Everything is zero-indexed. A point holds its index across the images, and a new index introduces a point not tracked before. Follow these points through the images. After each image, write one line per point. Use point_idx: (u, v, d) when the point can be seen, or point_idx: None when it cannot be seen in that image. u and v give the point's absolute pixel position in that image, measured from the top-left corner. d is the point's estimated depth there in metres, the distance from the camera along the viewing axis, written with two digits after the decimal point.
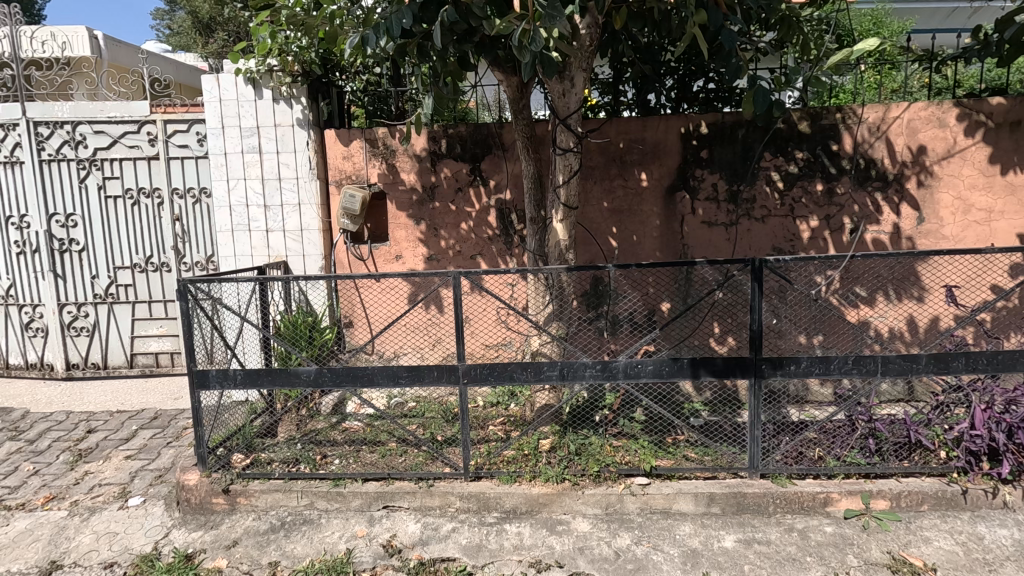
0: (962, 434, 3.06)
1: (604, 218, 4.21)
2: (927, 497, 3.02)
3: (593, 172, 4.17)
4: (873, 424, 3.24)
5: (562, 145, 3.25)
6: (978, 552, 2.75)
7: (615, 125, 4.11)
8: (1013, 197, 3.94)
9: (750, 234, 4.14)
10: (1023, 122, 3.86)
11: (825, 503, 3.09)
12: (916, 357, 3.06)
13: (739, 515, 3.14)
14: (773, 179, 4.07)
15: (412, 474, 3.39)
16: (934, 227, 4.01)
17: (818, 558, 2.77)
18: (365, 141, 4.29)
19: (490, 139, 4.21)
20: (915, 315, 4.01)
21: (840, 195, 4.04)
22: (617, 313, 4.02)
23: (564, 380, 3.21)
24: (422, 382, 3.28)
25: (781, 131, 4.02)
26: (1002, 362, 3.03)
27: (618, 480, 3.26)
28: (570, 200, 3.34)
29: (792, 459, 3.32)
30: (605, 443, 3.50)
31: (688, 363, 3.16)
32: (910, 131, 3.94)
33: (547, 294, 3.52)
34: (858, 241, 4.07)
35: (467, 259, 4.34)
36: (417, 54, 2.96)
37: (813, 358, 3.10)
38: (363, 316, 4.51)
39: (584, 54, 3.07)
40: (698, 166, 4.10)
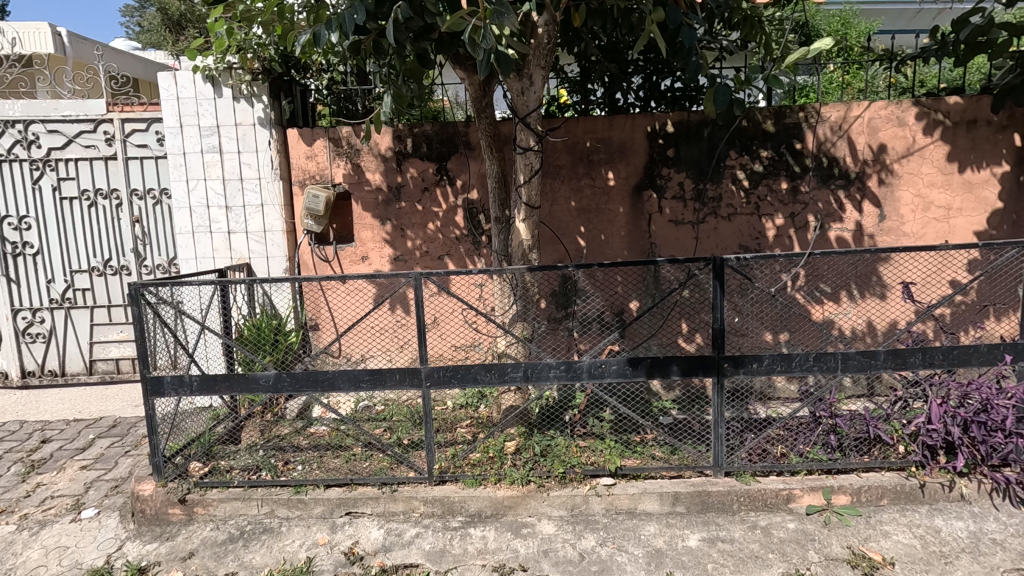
0: (919, 428, 3.11)
1: (572, 218, 4.18)
2: (887, 491, 3.06)
3: (560, 171, 4.15)
4: (834, 420, 3.27)
5: (523, 144, 3.23)
6: (935, 545, 2.79)
7: (581, 123, 4.09)
8: (970, 195, 4.01)
9: (717, 232, 4.16)
10: (979, 121, 3.93)
11: (788, 500, 3.10)
12: (875, 353, 3.09)
13: (704, 513, 3.14)
14: (738, 177, 4.09)
15: (376, 479, 3.33)
16: (895, 224, 4.06)
17: (780, 555, 2.78)
18: (328, 140, 4.21)
19: (456, 139, 4.16)
20: (877, 312, 4.06)
21: (805, 193, 4.07)
22: (585, 312, 4.14)
23: (528, 380, 3.19)
24: (384, 386, 3.23)
25: (745, 130, 4.04)
26: (957, 357, 3.07)
27: (584, 481, 3.24)
28: (532, 199, 3.32)
29: (756, 457, 3.33)
30: (571, 444, 3.47)
31: (651, 363, 3.15)
32: (871, 130, 3.99)
33: (512, 294, 3.50)
34: (821, 239, 4.11)
35: (435, 260, 4.29)
36: (374, 51, 2.90)
37: (775, 356, 3.11)
38: (329, 319, 4.42)
39: (543, 52, 3.04)
40: (664, 165, 4.10)
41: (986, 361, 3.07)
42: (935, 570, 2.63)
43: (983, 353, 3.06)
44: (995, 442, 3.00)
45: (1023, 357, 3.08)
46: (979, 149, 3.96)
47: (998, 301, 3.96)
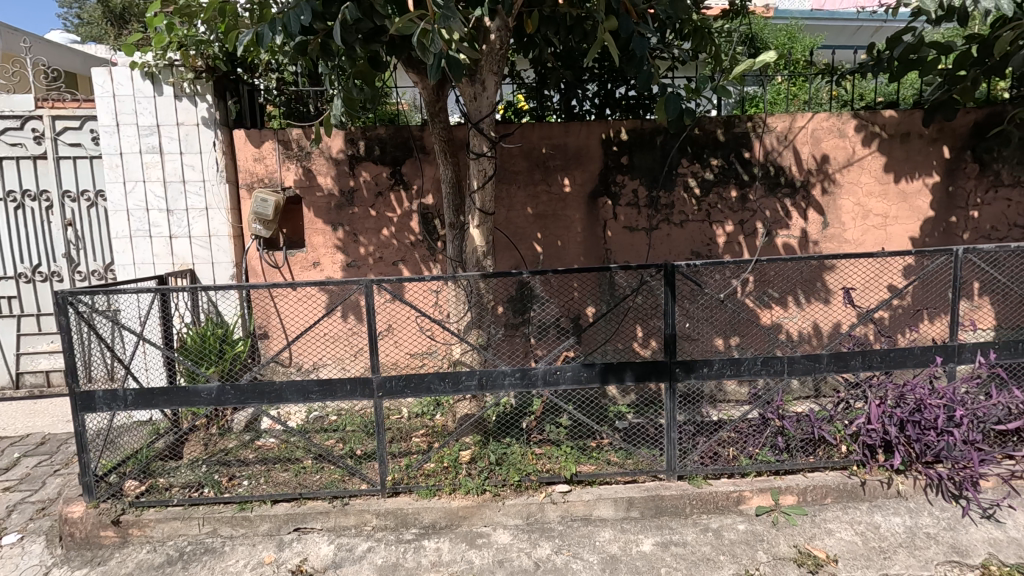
0: (860, 428, 3.22)
1: (529, 223, 4.17)
2: (831, 490, 3.15)
3: (517, 177, 4.13)
4: (782, 422, 3.35)
5: (476, 149, 3.21)
6: (875, 541, 2.90)
7: (537, 130, 4.08)
8: (905, 204, 4.21)
9: (670, 238, 4.23)
10: (913, 134, 4.14)
11: (738, 502, 3.17)
12: (819, 357, 3.20)
13: (658, 517, 3.17)
14: (690, 185, 4.17)
15: (326, 493, 3.23)
16: (837, 232, 4.23)
17: (730, 556, 2.84)
18: (277, 142, 4.07)
19: (411, 143, 4.09)
20: (822, 316, 4.19)
21: (753, 201, 4.19)
22: (542, 318, 4.13)
23: (483, 389, 3.16)
24: (334, 397, 3.14)
25: (697, 138, 4.13)
26: (894, 359, 3.20)
27: (540, 489, 3.23)
28: (486, 205, 3.29)
29: (708, 460, 3.38)
30: (527, 451, 3.44)
31: (606, 369, 3.16)
32: (814, 141, 4.15)
33: (466, 301, 3.47)
34: (769, 245, 4.24)
35: (389, 265, 4.21)
36: (322, 53, 2.81)
37: (725, 360, 3.18)
38: (279, 326, 4.27)
39: (496, 58, 3.03)
40: (619, 172, 4.15)
41: (920, 362, 3.21)
42: (874, 566, 2.73)
43: (917, 355, 3.20)
44: (928, 440, 3.12)
45: (953, 359, 3.23)
46: (913, 160, 4.17)
47: (930, 305, 4.16)
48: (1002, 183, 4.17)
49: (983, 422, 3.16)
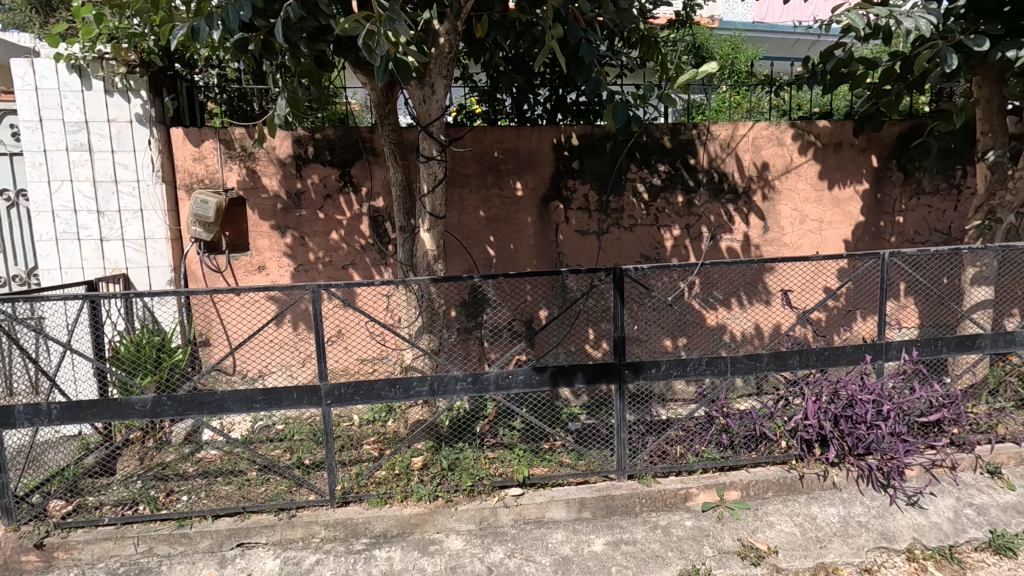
0: (798, 424, 3.37)
1: (481, 227, 4.16)
2: (771, 484, 3.29)
3: (468, 180, 4.11)
4: (726, 420, 3.45)
5: (426, 153, 3.18)
6: (812, 531, 3.04)
7: (489, 133, 4.08)
8: (839, 209, 4.44)
9: (620, 242, 4.31)
10: (844, 143, 4.38)
11: (685, 499, 3.26)
12: (759, 357, 3.33)
13: (609, 517, 3.22)
14: (639, 190, 4.27)
15: (272, 505, 3.12)
16: (776, 236, 4.42)
17: (678, 552, 2.92)
18: (219, 142, 3.91)
19: (360, 145, 4.02)
20: (763, 317, 4.38)
21: (698, 206, 4.33)
22: (494, 322, 4.12)
23: (434, 395, 3.14)
24: (280, 407, 3.04)
25: (645, 144, 4.23)
26: (828, 357, 3.38)
27: (493, 493, 3.23)
28: (436, 209, 3.27)
29: (657, 458, 3.46)
30: (480, 456, 3.44)
31: (557, 372, 3.19)
32: (755, 148, 4.33)
33: (417, 305, 3.44)
34: (714, 249, 4.39)
35: (338, 269, 4.11)
36: (264, 51, 2.72)
37: (671, 361, 3.27)
38: (222, 333, 4.09)
39: (445, 61, 3.01)
40: (570, 177, 4.20)
41: (851, 360, 3.39)
42: (812, 554, 2.89)
43: (849, 353, 3.38)
44: (859, 434, 3.29)
45: (881, 356, 3.43)
46: (845, 168, 4.41)
47: (861, 306, 4.40)
48: (924, 191, 4.46)
49: (908, 415, 3.36)
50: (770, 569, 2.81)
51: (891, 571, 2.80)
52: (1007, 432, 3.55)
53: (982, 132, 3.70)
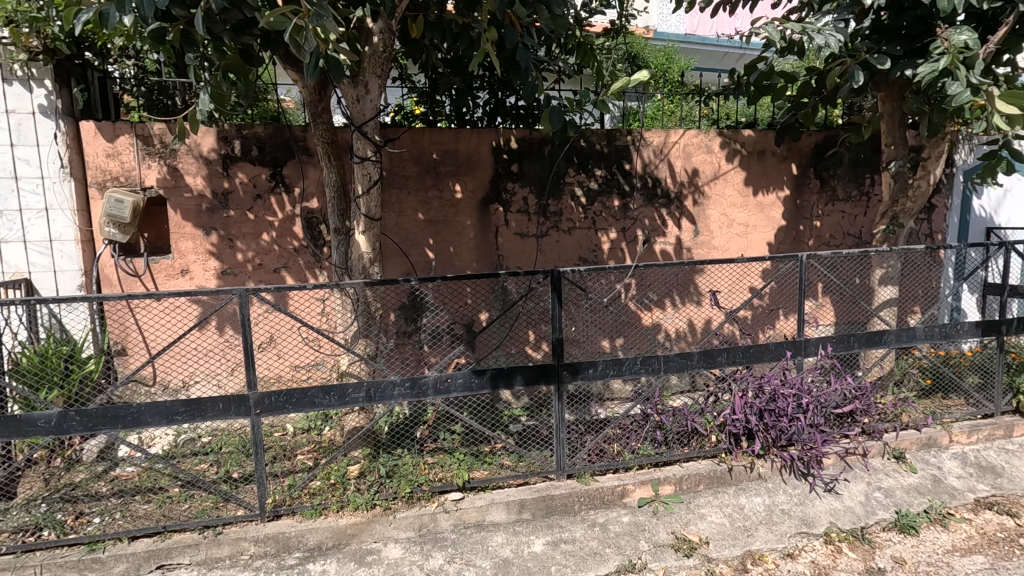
0: (726, 419, 3.52)
1: (420, 229, 4.11)
2: (703, 477, 3.42)
3: (407, 182, 4.05)
4: (660, 417, 3.56)
5: (360, 153, 3.11)
6: (740, 521, 3.20)
7: (427, 134, 4.04)
8: (763, 214, 4.69)
9: (559, 245, 4.37)
10: (767, 152, 4.63)
11: (622, 495, 3.33)
12: (691, 355, 3.48)
13: (548, 517, 3.25)
14: (577, 194, 4.35)
15: (196, 523, 2.95)
16: (706, 239, 4.62)
17: (616, 548, 3.00)
18: (135, 137, 3.66)
19: (292, 144, 3.87)
20: (694, 315, 4.54)
21: (634, 210, 4.46)
22: (434, 325, 4.10)
23: (371, 401, 3.07)
24: (204, 418, 2.88)
25: (582, 149, 4.32)
26: (752, 354, 3.57)
27: (432, 499, 3.18)
28: (372, 211, 3.21)
29: (595, 457, 3.51)
30: (419, 462, 3.35)
31: (495, 374, 3.20)
32: (686, 155, 4.50)
33: (353, 309, 3.36)
34: (649, 251, 4.53)
35: (270, 273, 3.94)
36: (184, 42, 2.58)
37: (608, 361, 3.35)
38: (140, 341, 3.83)
39: (379, 60, 2.97)
40: (509, 180, 4.22)
41: (773, 357, 3.59)
42: (739, 543, 3.05)
43: (771, 350, 3.58)
44: (782, 426, 3.47)
45: (801, 352, 3.64)
46: (768, 175, 4.66)
47: (783, 305, 4.66)
48: (838, 198, 4.79)
49: (824, 408, 3.57)
50: (702, 559, 2.95)
51: (810, 554, 3.02)
52: (910, 420, 3.84)
53: (887, 143, 4.02)
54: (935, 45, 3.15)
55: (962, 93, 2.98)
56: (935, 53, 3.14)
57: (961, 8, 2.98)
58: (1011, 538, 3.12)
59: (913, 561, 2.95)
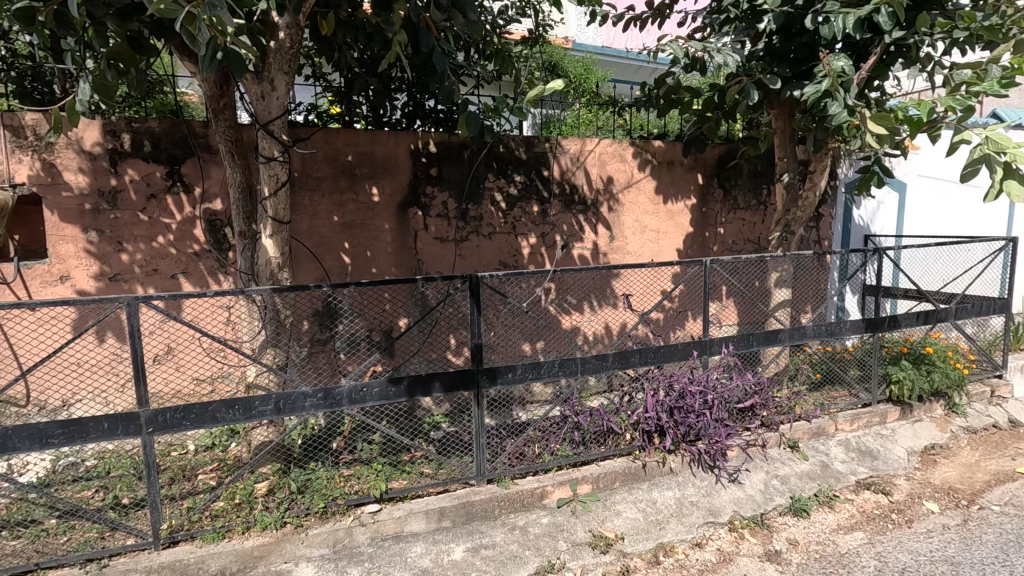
0: (639, 417, 3.65)
1: (335, 233, 3.96)
2: (618, 475, 3.52)
3: (321, 184, 3.89)
4: (577, 418, 3.65)
5: (266, 153, 2.96)
6: (653, 515, 3.35)
7: (342, 135, 3.91)
8: (673, 221, 4.94)
9: (479, 249, 4.37)
10: (676, 162, 4.89)
11: (541, 497, 3.37)
12: (606, 356, 3.58)
13: (469, 523, 3.22)
14: (496, 199, 4.37)
15: (75, 557, 2.67)
16: (621, 245, 4.80)
17: (535, 550, 3.05)
18: (3, 127, 3.27)
19: (191, 140, 3.61)
20: (610, 319, 4.71)
21: (552, 216, 4.55)
22: (350, 333, 3.92)
23: (280, 413, 2.91)
24: (85, 440, 2.62)
25: (501, 155, 4.35)
26: (663, 354, 3.74)
27: (348, 512, 3.07)
28: (279, 213, 3.06)
29: (515, 460, 3.53)
30: (334, 474, 3.23)
31: (413, 382, 3.15)
32: (601, 163, 4.66)
33: (261, 318, 3.19)
34: (567, 256, 4.63)
35: (167, 279, 3.65)
36: (57, 25, 2.34)
37: (526, 365, 3.38)
38: (11, 357, 3.41)
39: (286, 56, 2.84)
40: (428, 183, 4.17)
41: (681, 356, 3.78)
42: (652, 537, 3.20)
43: (679, 350, 3.77)
44: (690, 422, 3.66)
45: (706, 351, 3.84)
46: (676, 184, 4.91)
47: (691, 307, 4.90)
48: (739, 206, 5.14)
49: (728, 402, 3.78)
50: (618, 555, 3.07)
51: (716, 542, 3.23)
52: (803, 412, 4.15)
53: (780, 157, 4.37)
54: (818, 69, 3.47)
55: (840, 113, 3.29)
56: (819, 76, 3.46)
57: (840, 36, 3.28)
58: (885, 513, 3.50)
59: (805, 542, 3.24)
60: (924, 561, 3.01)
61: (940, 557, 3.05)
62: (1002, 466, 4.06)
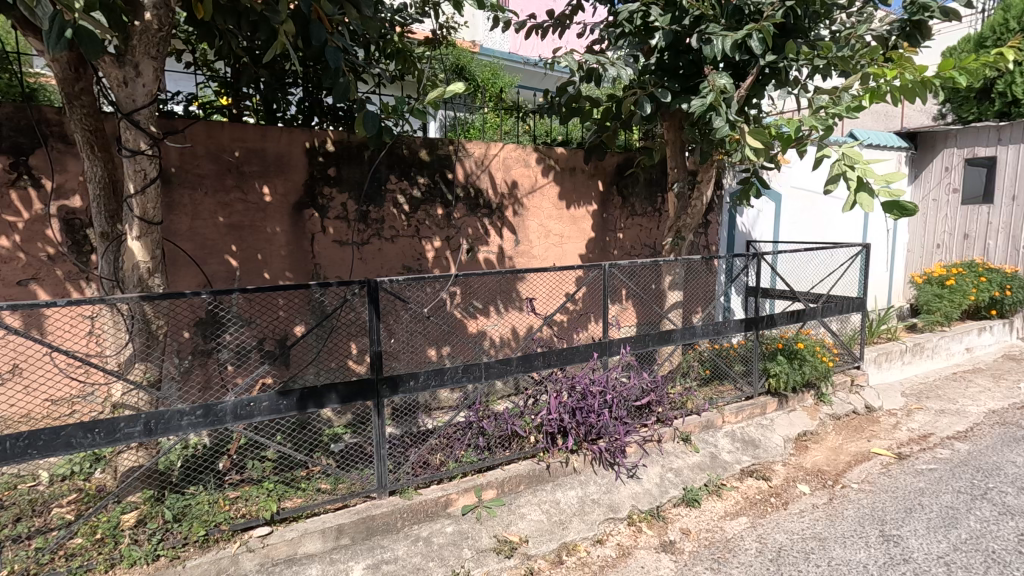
0: (542, 419, 3.71)
1: (220, 235, 3.66)
2: (523, 478, 3.55)
3: (203, 181, 3.58)
4: (481, 423, 3.62)
5: (130, 146, 2.66)
6: (557, 515, 3.40)
7: (227, 129, 3.63)
8: (576, 226, 5.08)
9: (381, 253, 4.22)
10: (578, 169, 5.03)
11: (446, 505, 3.30)
12: (510, 360, 3.57)
13: (369, 539, 3.08)
14: (399, 202, 4.25)
15: None
16: (527, 249, 4.86)
17: (439, 561, 2.98)
18: None
19: (42, 128, 3.18)
20: (516, 322, 4.74)
21: (456, 219, 4.51)
22: (239, 342, 3.68)
23: (151, 435, 2.62)
24: None
25: (403, 156, 4.24)
26: (566, 356, 3.81)
27: (233, 539, 2.83)
28: (148, 213, 2.76)
29: (419, 469, 3.44)
30: (217, 498, 2.96)
31: (305, 394, 2.97)
32: (505, 167, 4.69)
33: (128, 330, 2.88)
34: (473, 260, 4.61)
35: (12, 286, 3.18)
36: None
37: (429, 371, 3.31)
38: None
39: (154, 41, 2.58)
40: (326, 184, 3.97)
41: (583, 358, 3.88)
42: (555, 537, 3.25)
43: (581, 352, 3.85)
44: (591, 422, 3.76)
45: (606, 352, 3.94)
46: (578, 190, 5.06)
47: (592, 309, 5.07)
48: (637, 213, 5.40)
49: (626, 401, 3.93)
50: (522, 558, 3.08)
51: (616, 537, 3.35)
52: (694, 406, 4.41)
53: (672, 166, 4.63)
54: (703, 85, 3.67)
55: (723, 127, 3.53)
56: (703, 92, 3.68)
57: (720, 56, 3.53)
58: (765, 498, 3.80)
59: (696, 530, 3.43)
60: (797, 539, 3.29)
61: (810, 534, 3.34)
62: (860, 447, 4.57)
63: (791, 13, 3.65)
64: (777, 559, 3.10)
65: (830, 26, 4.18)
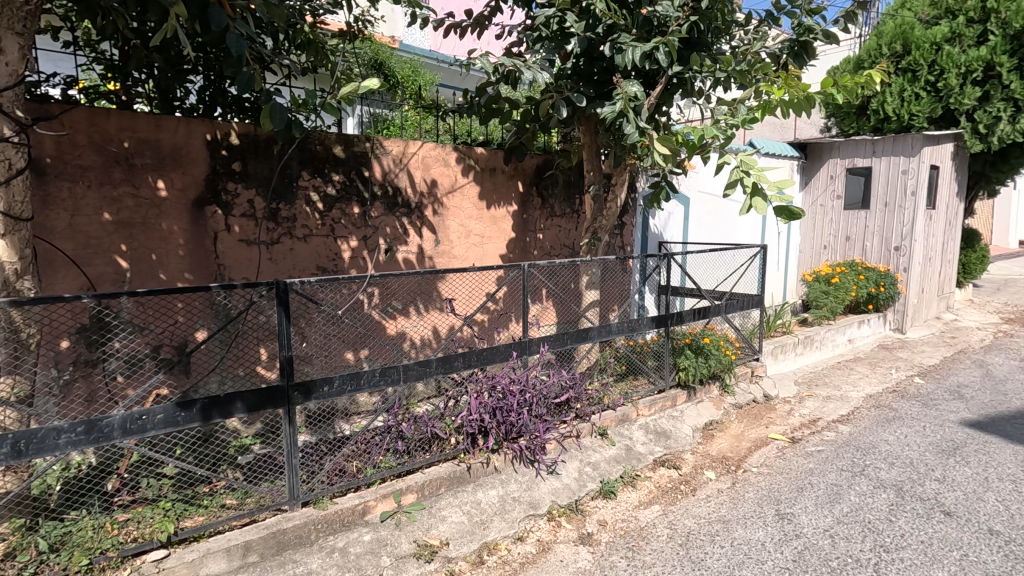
0: (462, 420, 3.69)
1: (106, 233, 3.34)
2: (444, 480, 3.51)
3: (84, 173, 3.25)
4: (400, 426, 3.54)
5: None
6: (477, 515, 3.40)
7: (114, 117, 3.31)
8: (496, 226, 5.10)
9: (293, 253, 4.03)
10: (498, 170, 5.06)
11: (363, 513, 3.20)
12: (429, 362, 3.52)
13: (280, 554, 2.92)
14: (312, 199, 4.07)
15: None
16: (447, 249, 4.82)
17: (356, 571, 2.89)
18: None
19: None
20: (436, 323, 4.68)
21: (374, 218, 4.38)
22: (130, 350, 3.39)
23: (21, 456, 2.34)
24: None
25: (316, 152, 4.06)
26: (486, 356, 3.81)
27: (123, 566, 2.59)
28: (14, 208, 2.45)
29: (334, 478, 3.31)
30: (104, 522, 2.70)
31: (208, 404, 2.77)
32: (424, 166, 4.62)
33: None
34: (392, 260, 4.50)
35: None
36: None
37: (344, 376, 3.19)
38: None
39: (16, 15, 2.32)
40: (230, 180, 3.73)
41: (502, 358, 3.89)
42: (475, 538, 3.24)
43: (501, 351, 3.87)
44: (511, 421, 3.79)
45: (526, 351, 3.98)
46: (499, 191, 5.09)
47: (513, 309, 5.11)
48: (556, 214, 5.51)
49: (546, 398, 4.01)
50: (442, 561, 3.06)
51: (536, 533, 3.40)
52: (610, 401, 4.56)
53: (589, 169, 4.76)
54: (615, 91, 3.81)
55: (633, 133, 3.68)
56: (615, 98, 3.82)
57: (630, 65, 3.67)
58: (676, 485, 4.01)
59: (612, 521, 3.56)
60: (703, 523, 3.50)
61: (715, 518, 3.56)
62: (759, 433, 4.93)
63: (695, 28, 3.86)
64: (686, 543, 3.27)
65: (731, 41, 4.46)
